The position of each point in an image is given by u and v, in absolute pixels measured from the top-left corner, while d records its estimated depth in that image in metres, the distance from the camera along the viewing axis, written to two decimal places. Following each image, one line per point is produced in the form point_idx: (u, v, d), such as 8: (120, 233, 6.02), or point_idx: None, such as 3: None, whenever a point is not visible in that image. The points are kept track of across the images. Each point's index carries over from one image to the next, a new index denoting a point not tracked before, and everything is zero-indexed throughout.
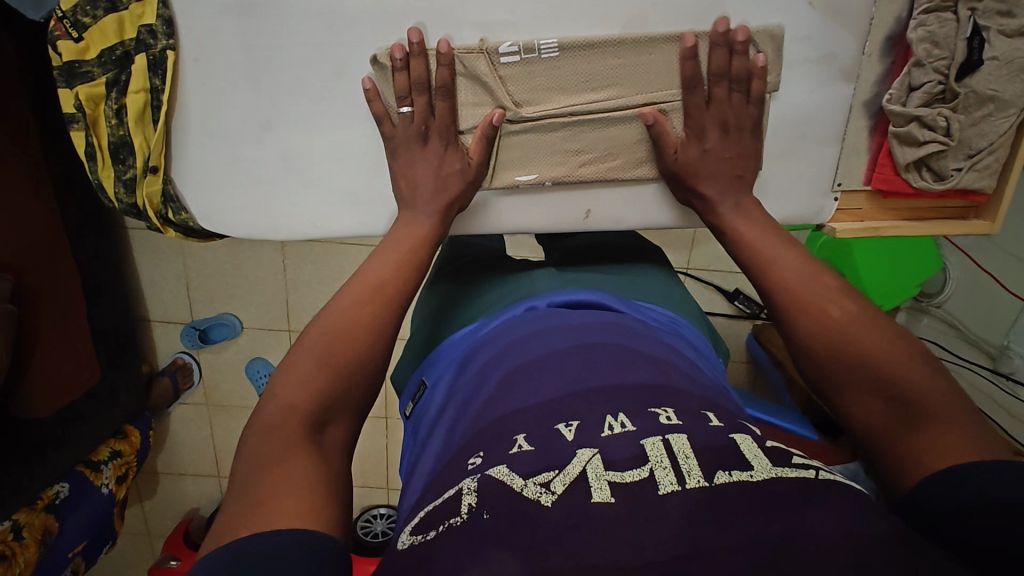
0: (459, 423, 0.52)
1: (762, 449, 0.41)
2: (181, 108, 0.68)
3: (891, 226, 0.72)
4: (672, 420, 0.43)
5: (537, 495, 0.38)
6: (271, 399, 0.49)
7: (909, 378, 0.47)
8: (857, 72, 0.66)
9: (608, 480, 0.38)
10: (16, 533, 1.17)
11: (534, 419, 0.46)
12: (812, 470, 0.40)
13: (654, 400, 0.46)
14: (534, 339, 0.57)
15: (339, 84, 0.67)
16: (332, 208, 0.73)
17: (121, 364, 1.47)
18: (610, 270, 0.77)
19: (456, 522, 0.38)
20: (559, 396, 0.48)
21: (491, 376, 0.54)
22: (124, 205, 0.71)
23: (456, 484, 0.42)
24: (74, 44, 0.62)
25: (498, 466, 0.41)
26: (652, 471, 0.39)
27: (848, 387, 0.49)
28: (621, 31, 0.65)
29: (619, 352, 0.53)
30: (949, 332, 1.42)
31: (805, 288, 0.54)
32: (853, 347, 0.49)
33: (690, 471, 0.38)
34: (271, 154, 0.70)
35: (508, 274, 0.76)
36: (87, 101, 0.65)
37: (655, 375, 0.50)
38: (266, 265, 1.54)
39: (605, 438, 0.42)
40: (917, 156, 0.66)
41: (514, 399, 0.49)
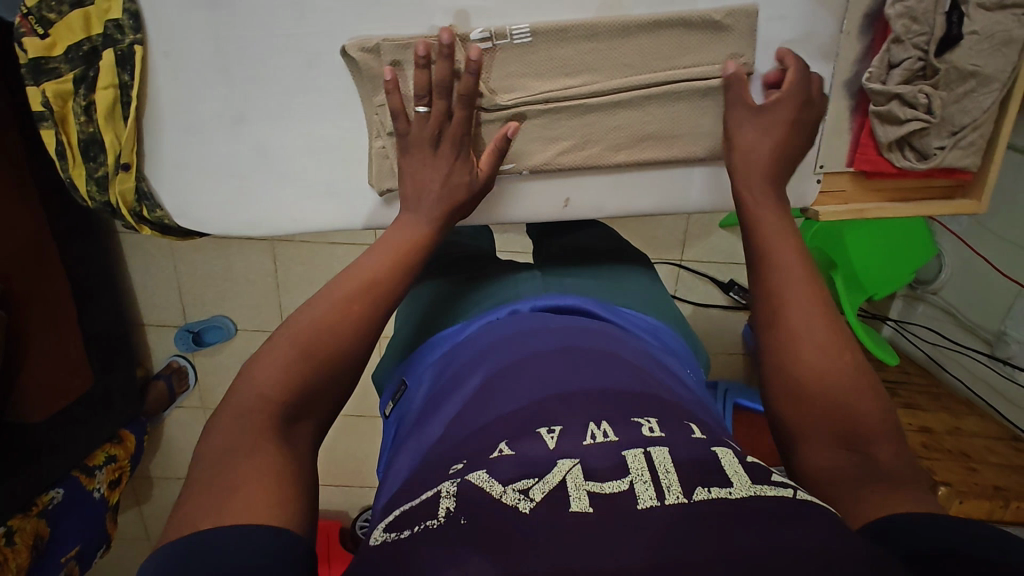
0: (434, 426, 0.51)
1: (742, 465, 0.39)
2: (153, 104, 0.67)
3: (875, 207, 0.71)
4: (654, 431, 0.42)
5: (516, 501, 0.36)
6: (246, 383, 0.49)
7: (878, 444, 0.47)
8: (836, 51, 0.65)
9: (587, 489, 0.36)
10: (9, 537, 1.16)
11: (515, 423, 0.44)
12: (790, 488, 0.38)
13: (636, 408, 0.45)
14: (518, 341, 0.55)
15: (311, 75, 0.66)
16: (311, 202, 0.72)
17: (114, 368, 1.46)
18: (588, 274, 0.76)
19: (432, 525, 0.36)
20: (542, 399, 0.46)
21: (469, 379, 0.53)
22: (98, 203, 0.70)
23: (434, 487, 0.41)
24: (40, 40, 0.62)
25: (478, 472, 0.39)
26: (632, 484, 0.37)
27: (817, 432, 0.49)
28: (595, 13, 0.64)
29: (600, 356, 0.51)
30: (945, 318, 1.40)
31: (817, 321, 0.52)
32: (834, 395, 0.49)
33: (670, 484, 0.36)
34: (246, 148, 0.69)
35: (489, 277, 0.75)
36: (54, 97, 0.64)
37: (633, 381, 0.48)
38: (257, 266, 1.53)
39: (586, 447, 0.40)
40: (899, 135, 0.65)
41: (497, 404, 0.47)
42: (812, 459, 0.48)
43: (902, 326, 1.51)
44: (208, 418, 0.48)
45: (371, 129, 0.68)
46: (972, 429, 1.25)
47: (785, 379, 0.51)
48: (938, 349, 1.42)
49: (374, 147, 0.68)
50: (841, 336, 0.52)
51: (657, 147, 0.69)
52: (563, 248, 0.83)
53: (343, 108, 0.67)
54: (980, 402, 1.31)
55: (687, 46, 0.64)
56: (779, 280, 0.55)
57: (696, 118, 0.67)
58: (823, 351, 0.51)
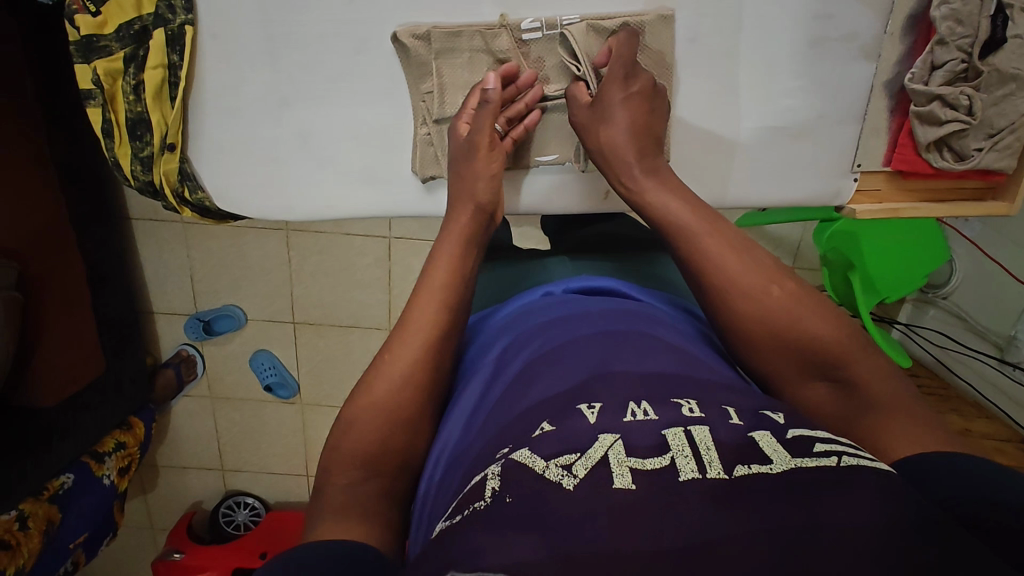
0: (478, 412, 0.49)
1: (781, 442, 0.36)
2: (200, 86, 0.67)
3: (910, 207, 0.72)
4: (695, 411, 0.39)
5: (559, 477, 0.35)
6: (333, 452, 0.47)
7: (854, 365, 0.47)
8: (878, 51, 0.66)
9: (630, 466, 0.35)
10: (21, 522, 1.16)
11: (556, 403, 0.42)
12: (834, 457, 0.35)
13: (676, 390, 0.42)
14: (558, 325, 0.54)
15: (359, 60, 0.66)
16: (348, 188, 0.72)
17: (125, 355, 1.46)
18: (624, 266, 0.73)
19: (480, 506, 0.35)
20: (582, 380, 0.44)
21: (511, 365, 0.51)
22: (140, 182, 0.70)
23: (484, 468, 0.39)
24: (92, 18, 0.61)
25: (522, 449, 0.38)
26: (673, 459, 0.35)
27: (794, 375, 0.48)
28: (644, 8, 0.65)
29: (641, 342, 0.49)
30: (956, 323, 1.42)
31: (742, 272, 0.51)
32: (802, 334, 0.48)
33: (712, 460, 0.35)
34: (288, 132, 0.69)
35: (524, 269, 0.75)
36: (104, 75, 0.64)
37: (675, 364, 0.46)
38: (272, 256, 1.52)
39: (627, 423, 0.38)
40: (938, 135, 0.66)
41: (538, 389, 0.45)
42: (807, 398, 0.48)
43: (911, 329, 1.53)
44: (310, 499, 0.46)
45: (417, 116, 0.68)
46: (985, 432, 1.28)
47: (743, 338, 0.50)
48: (948, 353, 1.43)
49: (419, 134, 0.68)
50: (769, 272, 0.51)
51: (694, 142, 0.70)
52: (590, 237, 0.82)
53: (388, 94, 0.68)
54: (988, 405, 1.33)
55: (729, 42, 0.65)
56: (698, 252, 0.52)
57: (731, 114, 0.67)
58: (753, 302, 0.50)
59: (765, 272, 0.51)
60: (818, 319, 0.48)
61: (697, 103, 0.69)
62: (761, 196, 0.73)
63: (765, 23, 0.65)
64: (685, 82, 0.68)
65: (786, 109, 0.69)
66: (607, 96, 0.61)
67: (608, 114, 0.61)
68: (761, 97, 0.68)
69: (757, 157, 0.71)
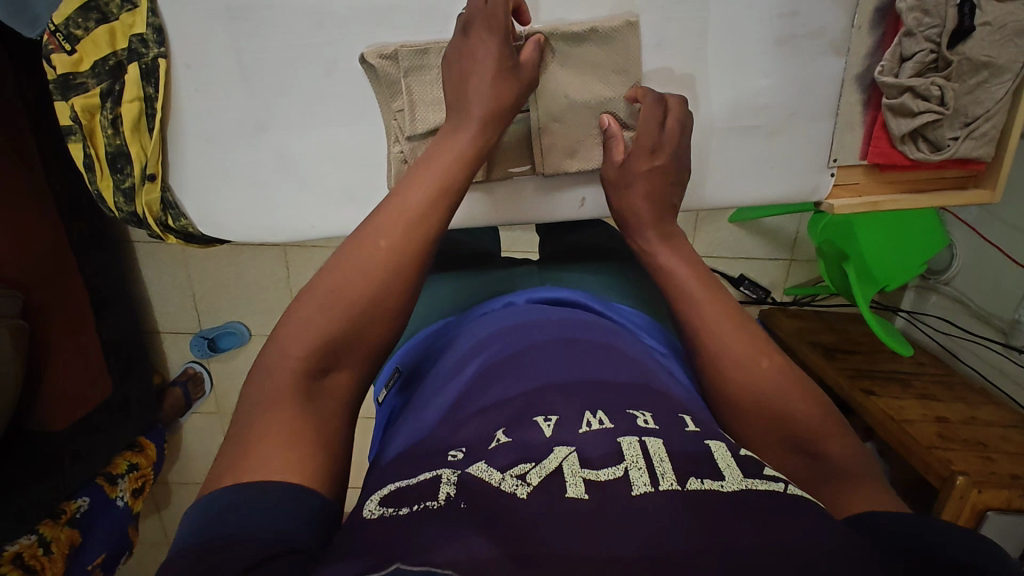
0: (433, 410, 0.50)
1: (734, 458, 0.39)
2: (177, 116, 0.68)
3: (888, 200, 0.71)
4: (649, 423, 0.42)
5: (513, 487, 0.36)
6: (283, 336, 0.46)
7: (828, 440, 0.47)
8: (847, 46, 0.66)
9: (583, 477, 0.37)
10: (44, 547, 1.18)
11: (512, 411, 0.44)
12: (781, 484, 0.37)
13: (631, 401, 0.44)
14: (518, 330, 0.56)
15: (330, 83, 0.67)
16: (332, 207, 0.73)
17: (131, 376, 1.49)
18: (591, 275, 0.74)
19: (431, 506, 0.36)
20: (540, 387, 0.46)
21: (469, 366, 0.54)
22: (124, 213, 0.72)
23: (433, 469, 0.40)
24: (68, 56, 0.63)
25: (478, 463, 0.39)
26: (627, 471, 0.37)
27: (759, 432, 0.48)
28: (609, 16, 0.65)
29: (597, 349, 0.52)
30: (958, 308, 1.40)
31: (734, 338, 0.52)
32: (765, 396, 0.49)
33: (664, 473, 0.36)
34: (266, 156, 0.71)
35: (494, 271, 0.77)
36: (82, 112, 0.65)
37: (630, 374, 0.48)
38: (271, 271, 1.54)
39: (582, 435, 0.40)
40: (912, 127, 0.65)
41: (495, 391, 0.47)
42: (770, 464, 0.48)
43: (914, 317, 1.53)
44: (242, 386, 0.45)
45: (390, 134, 0.68)
46: (992, 420, 1.21)
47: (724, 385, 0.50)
48: (952, 338, 1.42)
49: (393, 153, 0.68)
50: (762, 346, 0.52)
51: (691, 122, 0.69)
52: (564, 248, 0.83)
53: (361, 114, 0.69)
54: (997, 393, 1.30)
55: (694, 45, 0.66)
56: (694, 310, 0.54)
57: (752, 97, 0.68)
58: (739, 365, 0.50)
59: (750, 339, 0.52)
60: (796, 397, 0.49)
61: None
62: (736, 198, 0.73)
63: (732, 22, 0.65)
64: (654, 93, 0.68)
65: (759, 107, 0.68)
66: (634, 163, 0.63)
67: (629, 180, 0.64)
68: (728, 101, 0.68)
69: (733, 160, 0.71)
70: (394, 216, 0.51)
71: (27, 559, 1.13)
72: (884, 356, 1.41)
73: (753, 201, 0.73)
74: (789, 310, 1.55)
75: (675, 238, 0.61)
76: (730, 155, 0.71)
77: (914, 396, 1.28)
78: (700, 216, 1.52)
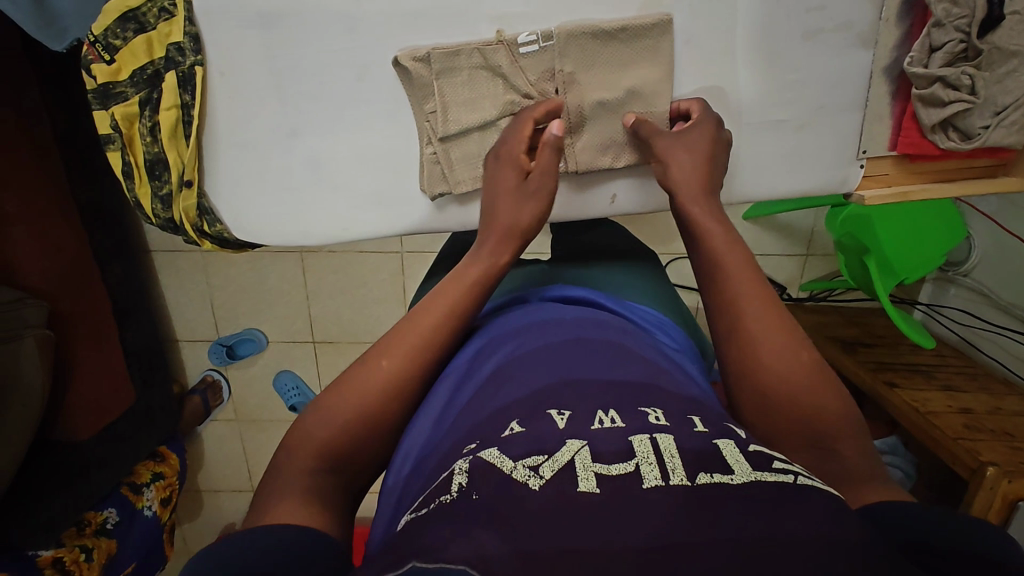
0: (445, 407, 0.52)
1: (744, 454, 0.39)
2: (213, 122, 0.69)
3: (918, 189, 0.72)
4: (660, 419, 0.43)
5: (525, 477, 0.37)
6: (299, 435, 0.50)
7: (845, 443, 0.46)
8: (875, 38, 0.66)
9: (594, 470, 0.37)
10: (87, 554, 1.23)
11: (526, 406, 0.46)
12: (790, 475, 0.38)
13: (644, 400, 0.46)
14: (532, 330, 0.58)
15: (362, 87, 0.68)
16: (361, 210, 0.74)
17: (153, 385, 1.50)
18: (602, 279, 0.77)
19: (445, 500, 0.38)
20: (549, 385, 0.48)
21: (484, 363, 0.55)
22: (162, 219, 0.73)
23: (451, 466, 0.42)
24: (107, 66, 0.65)
25: (490, 448, 0.41)
26: (637, 466, 0.37)
27: (787, 432, 0.47)
28: (638, 13, 0.65)
29: (608, 350, 0.53)
30: (977, 299, 1.40)
31: (771, 324, 0.51)
32: (791, 390, 0.48)
33: (675, 469, 0.37)
34: (298, 161, 0.71)
35: (515, 269, 0.80)
36: (122, 120, 0.67)
37: (643, 374, 0.50)
38: (289, 276, 1.55)
39: (593, 430, 0.41)
40: (942, 116, 0.66)
41: (508, 390, 0.49)
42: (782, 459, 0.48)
43: (933, 309, 1.53)
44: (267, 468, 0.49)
45: (422, 137, 0.70)
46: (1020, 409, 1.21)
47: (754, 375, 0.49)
48: (972, 329, 1.41)
49: (425, 154, 0.70)
50: (798, 338, 0.50)
51: (725, 107, 0.69)
52: (583, 246, 0.86)
53: (392, 115, 0.69)
54: None
55: (719, 40, 0.67)
56: (732, 293, 0.53)
57: (793, 88, 0.68)
58: (775, 352, 0.49)
59: (790, 332, 0.51)
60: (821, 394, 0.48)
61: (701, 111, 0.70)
62: (767, 192, 0.73)
63: (761, 15, 0.65)
64: (688, 85, 0.69)
65: (787, 101, 0.69)
66: (694, 134, 0.64)
67: (688, 147, 0.63)
68: (759, 95, 0.69)
69: (759, 155, 0.71)
70: (418, 328, 0.55)
71: (69, 564, 1.19)
72: (905, 348, 1.41)
73: (777, 195, 0.73)
74: (806, 305, 1.55)
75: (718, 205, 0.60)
76: (760, 149, 0.71)
77: (938, 386, 1.28)
78: None
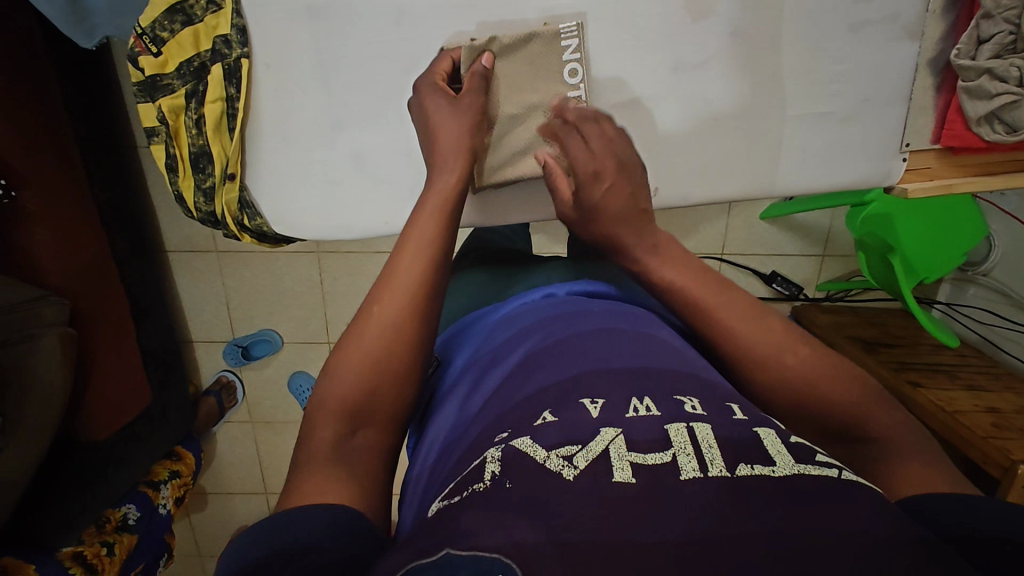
0: (473, 401, 0.52)
1: (786, 446, 0.38)
2: (257, 115, 0.69)
3: (961, 182, 0.71)
4: (696, 409, 0.41)
5: (559, 467, 0.36)
6: (315, 403, 0.48)
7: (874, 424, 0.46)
8: (922, 30, 0.66)
9: (630, 460, 0.36)
10: (108, 548, 1.21)
11: (557, 394, 0.44)
12: (835, 469, 0.36)
13: (677, 388, 0.44)
14: (560, 321, 0.56)
15: (408, 79, 0.68)
16: (402, 203, 0.74)
17: (170, 385, 1.49)
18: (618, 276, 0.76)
19: (479, 487, 0.37)
20: (580, 374, 0.46)
21: (512, 354, 0.54)
22: (203, 212, 0.75)
23: (481, 453, 0.41)
24: (154, 58, 0.66)
25: (522, 438, 0.40)
26: (674, 457, 0.36)
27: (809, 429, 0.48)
28: (681, 7, 0.66)
29: (638, 339, 0.51)
30: (997, 299, 1.40)
31: (757, 331, 0.51)
32: (797, 385, 0.48)
33: (713, 459, 0.36)
34: (341, 154, 0.71)
35: (526, 266, 0.78)
36: (168, 112, 0.68)
37: (677, 363, 0.48)
38: (304, 277, 1.52)
39: (628, 419, 0.40)
40: (989, 109, 0.64)
41: (538, 377, 0.48)
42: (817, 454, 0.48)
43: (951, 308, 1.52)
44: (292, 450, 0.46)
45: None
46: None
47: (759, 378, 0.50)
48: (993, 329, 1.41)
49: None
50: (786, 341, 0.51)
51: (766, 100, 0.70)
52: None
53: None
54: None
55: (762, 35, 0.67)
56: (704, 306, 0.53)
57: (844, 80, 0.68)
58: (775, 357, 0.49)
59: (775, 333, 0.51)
60: (832, 379, 0.48)
61: (646, 143, 0.72)
62: (807, 185, 0.73)
63: (805, 7, 0.65)
64: (723, 77, 0.69)
65: (832, 93, 0.69)
66: (592, 188, 0.63)
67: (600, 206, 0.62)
68: (802, 87, 0.69)
69: (794, 147, 0.72)
70: (398, 276, 0.53)
71: (90, 558, 1.17)
72: (924, 348, 1.40)
73: (811, 189, 0.73)
74: (822, 305, 1.55)
75: (651, 234, 0.60)
76: (799, 140, 0.71)
77: (962, 386, 1.27)
78: (733, 209, 1.53)
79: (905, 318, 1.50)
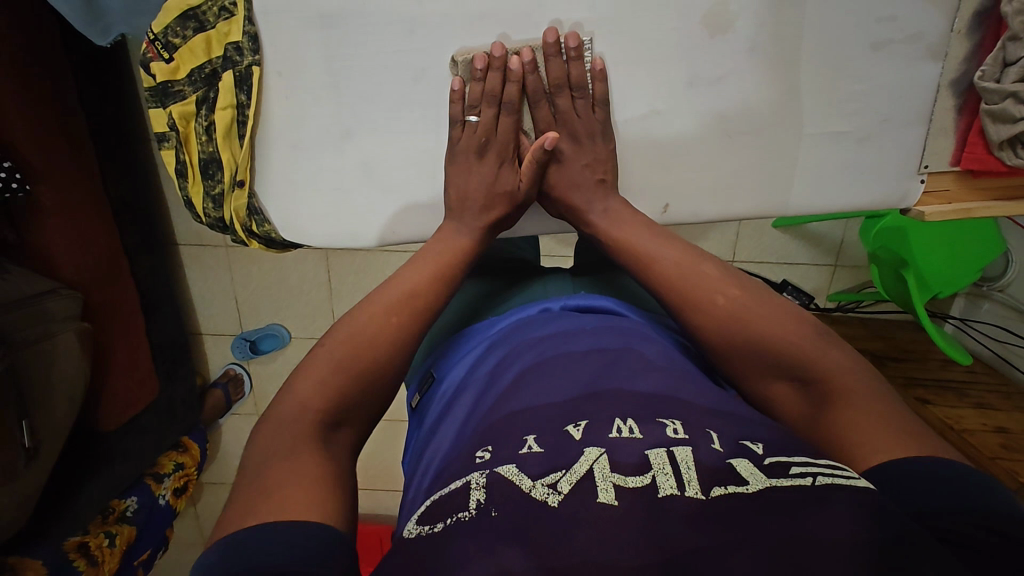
0: (468, 421, 0.51)
1: (758, 467, 0.37)
2: (267, 122, 0.69)
3: (981, 207, 0.70)
4: (678, 432, 0.40)
5: (544, 495, 0.36)
6: (287, 397, 0.50)
7: (814, 362, 0.51)
8: (945, 51, 0.65)
9: (613, 482, 0.36)
10: (109, 540, 1.23)
11: (544, 420, 0.44)
12: (808, 478, 0.36)
13: (663, 411, 0.43)
14: (553, 339, 0.56)
15: (417, 88, 0.67)
16: (409, 212, 0.74)
17: (177, 377, 1.49)
18: (614, 293, 0.74)
19: (464, 516, 0.36)
20: (572, 398, 0.46)
21: (505, 374, 0.54)
22: (212, 218, 0.74)
23: (464, 477, 0.40)
24: (166, 64, 0.66)
25: (506, 465, 0.39)
26: (654, 478, 0.36)
27: (760, 372, 0.53)
28: (699, 21, 0.64)
29: (629, 360, 0.51)
30: (1011, 316, 1.38)
31: (694, 272, 0.59)
32: (731, 325, 0.55)
33: (690, 479, 0.36)
34: (349, 163, 0.71)
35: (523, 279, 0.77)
36: (179, 119, 0.68)
37: (664, 384, 0.47)
38: (313, 275, 1.53)
39: (613, 439, 0.40)
40: (1012, 134, 0.62)
41: (527, 399, 0.47)
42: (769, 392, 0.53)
43: (965, 324, 1.50)
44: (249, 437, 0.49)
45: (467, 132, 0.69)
46: None
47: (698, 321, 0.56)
48: (1005, 346, 1.38)
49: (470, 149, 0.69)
50: (714, 281, 0.58)
51: (778, 116, 0.68)
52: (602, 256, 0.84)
53: (443, 119, 0.69)
54: None
55: (780, 52, 0.65)
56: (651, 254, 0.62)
57: (861, 100, 0.67)
58: (709, 296, 0.57)
59: (711, 279, 0.59)
60: (765, 320, 0.55)
61: (647, 159, 0.72)
62: (820, 202, 0.72)
63: (825, 27, 0.64)
64: (738, 92, 0.67)
65: (849, 113, 0.68)
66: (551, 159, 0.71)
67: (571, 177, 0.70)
68: (818, 106, 0.67)
69: (806, 165, 0.70)
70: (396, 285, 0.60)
71: (92, 549, 1.18)
72: (935, 363, 1.37)
73: (823, 206, 0.72)
74: (832, 316, 1.53)
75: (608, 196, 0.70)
76: (813, 156, 0.70)
77: (972, 404, 1.25)
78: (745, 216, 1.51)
79: (916, 331, 1.48)
